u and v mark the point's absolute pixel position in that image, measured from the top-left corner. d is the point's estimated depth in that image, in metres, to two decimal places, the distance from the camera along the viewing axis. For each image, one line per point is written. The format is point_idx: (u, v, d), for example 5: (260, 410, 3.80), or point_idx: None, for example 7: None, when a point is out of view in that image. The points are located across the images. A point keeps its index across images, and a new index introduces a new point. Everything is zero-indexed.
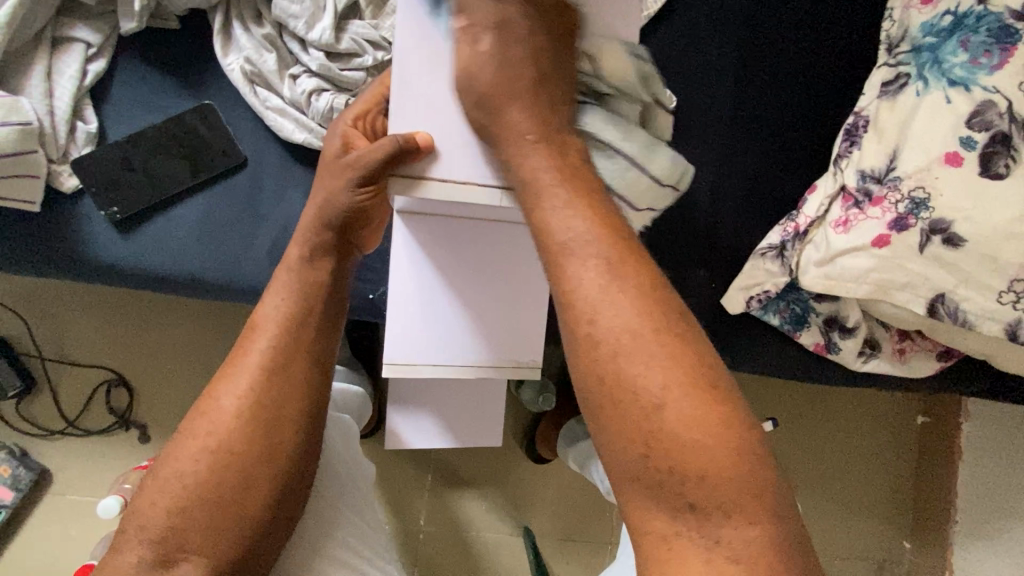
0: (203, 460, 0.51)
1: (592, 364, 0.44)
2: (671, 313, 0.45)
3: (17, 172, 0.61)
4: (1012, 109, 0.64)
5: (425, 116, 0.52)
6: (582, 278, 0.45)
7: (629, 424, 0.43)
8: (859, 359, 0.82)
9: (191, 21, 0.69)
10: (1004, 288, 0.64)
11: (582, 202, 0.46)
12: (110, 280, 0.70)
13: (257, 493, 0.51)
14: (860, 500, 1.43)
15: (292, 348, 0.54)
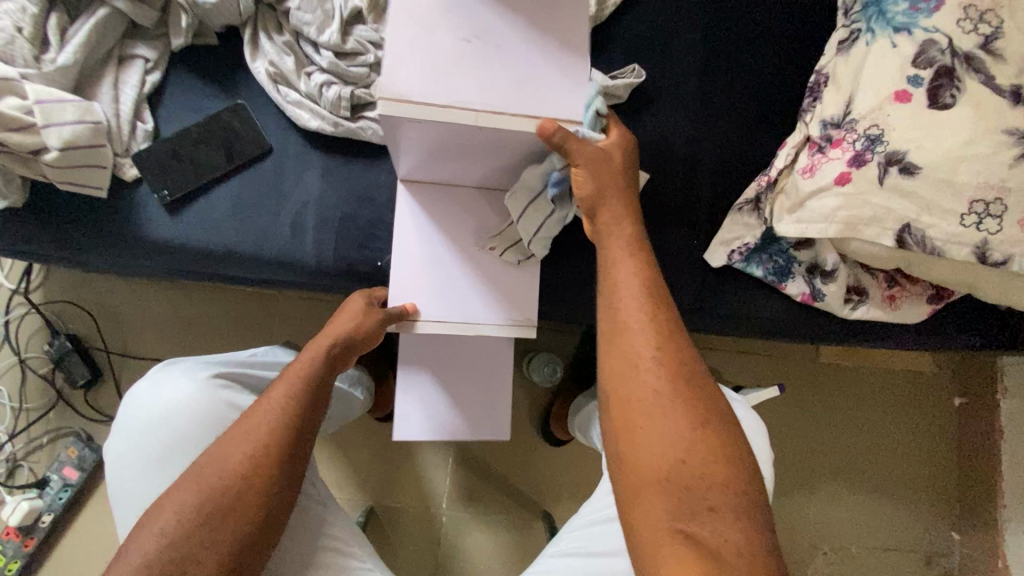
0: (199, 505, 0.59)
1: (621, 376, 0.61)
2: (688, 362, 0.62)
3: (89, 162, 0.74)
4: (953, 45, 0.68)
5: (417, 51, 0.59)
6: (628, 306, 0.63)
7: (637, 424, 0.59)
8: (847, 306, 0.84)
9: (226, 37, 0.83)
10: (966, 210, 0.67)
11: (625, 254, 0.65)
12: (161, 256, 0.82)
13: (245, 533, 0.60)
14: (898, 488, 1.36)
15: (301, 410, 0.65)
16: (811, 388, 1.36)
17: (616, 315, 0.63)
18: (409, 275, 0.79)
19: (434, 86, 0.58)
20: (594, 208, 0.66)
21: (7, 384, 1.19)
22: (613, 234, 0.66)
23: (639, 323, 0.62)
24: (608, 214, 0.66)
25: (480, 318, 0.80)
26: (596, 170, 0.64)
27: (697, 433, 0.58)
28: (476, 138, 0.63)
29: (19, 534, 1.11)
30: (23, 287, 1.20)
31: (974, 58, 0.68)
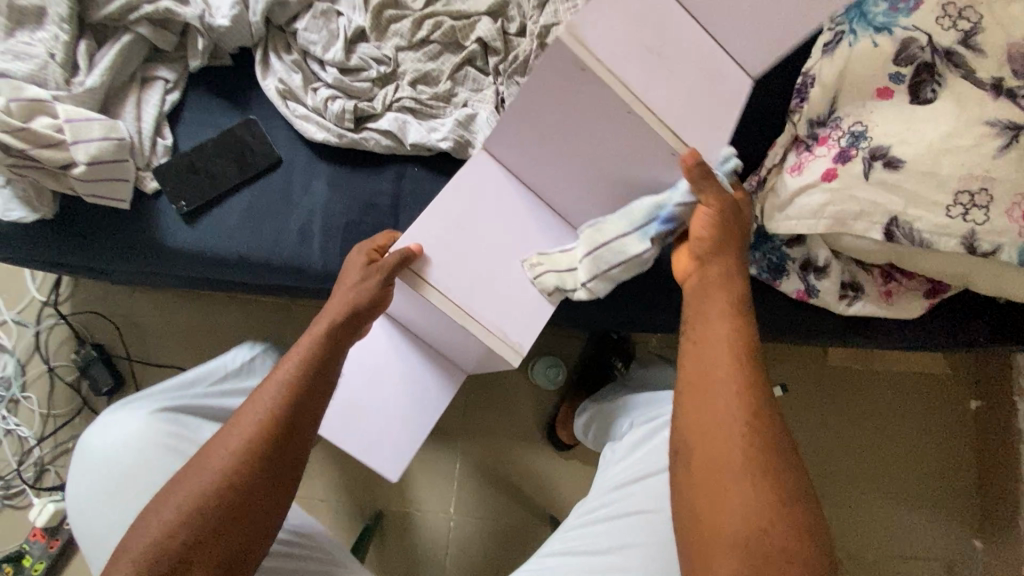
0: (205, 491, 0.60)
1: (703, 428, 0.61)
2: (777, 428, 0.60)
3: (112, 175, 0.79)
4: (932, 41, 0.70)
5: (606, 29, 0.67)
6: (717, 361, 0.63)
7: (715, 479, 0.59)
8: (843, 302, 0.84)
9: (239, 58, 0.89)
10: (951, 202, 0.68)
11: (720, 309, 0.65)
12: (179, 263, 0.87)
13: (249, 517, 0.61)
14: (915, 493, 1.33)
15: (303, 391, 0.65)
16: (818, 390, 1.34)
17: (709, 370, 0.63)
18: (430, 243, 0.75)
19: (610, 62, 0.66)
20: (703, 248, 0.68)
21: (36, 391, 1.25)
22: (715, 290, 0.66)
23: (727, 378, 0.61)
24: (716, 272, 0.67)
25: (470, 311, 0.74)
26: (714, 216, 0.66)
27: (778, 506, 0.56)
28: (595, 128, 0.69)
29: (45, 535, 1.16)
30: (53, 298, 1.27)
31: (954, 54, 0.69)
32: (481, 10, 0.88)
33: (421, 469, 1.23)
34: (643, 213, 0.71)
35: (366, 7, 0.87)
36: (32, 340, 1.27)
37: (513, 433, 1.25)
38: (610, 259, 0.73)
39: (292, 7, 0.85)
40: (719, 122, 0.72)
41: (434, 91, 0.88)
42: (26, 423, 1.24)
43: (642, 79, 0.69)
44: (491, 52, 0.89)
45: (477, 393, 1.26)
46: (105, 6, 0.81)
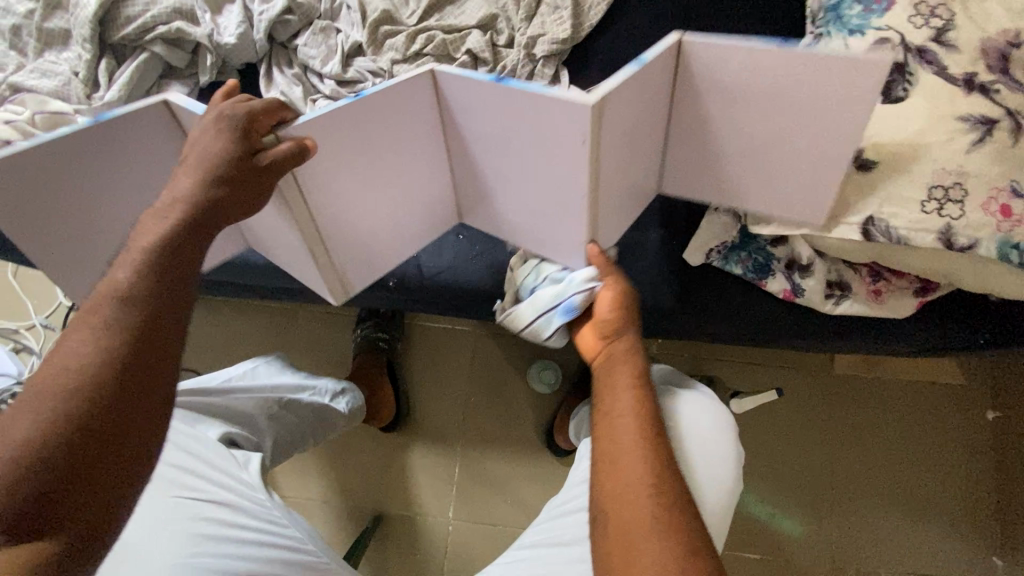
0: (54, 405, 0.46)
1: (611, 490, 0.66)
2: (677, 487, 0.65)
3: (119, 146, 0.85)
4: (904, 40, 0.71)
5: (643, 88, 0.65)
6: (620, 429, 0.70)
7: (625, 536, 0.62)
8: (829, 301, 0.84)
9: (246, 73, 0.95)
10: (925, 197, 0.68)
11: (620, 381, 0.73)
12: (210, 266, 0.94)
13: (122, 426, 0.48)
14: (932, 509, 1.25)
15: (163, 275, 0.55)
16: (820, 398, 1.31)
17: (618, 439, 0.69)
18: (331, 152, 0.67)
19: (620, 126, 0.65)
20: (607, 332, 0.77)
21: None
22: (618, 366, 0.75)
23: (630, 441, 0.68)
24: (621, 347, 0.76)
25: (329, 238, 0.75)
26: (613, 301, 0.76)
27: (689, 558, 0.59)
28: (543, 174, 0.70)
29: None
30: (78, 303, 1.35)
31: (926, 51, 0.70)
32: (470, 24, 0.93)
33: (423, 471, 1.25)
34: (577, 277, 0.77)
35: (363, 23, 0.93)
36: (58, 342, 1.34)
37: (514, 439, 1.26)
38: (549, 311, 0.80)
39: (294, 24, 0.91)
40: (635, 193, 0.79)
41: None
42: None
43: (621, 162, 0.70)
44: (480, 63, 0.93)
45: (478, 396, 1.28)
46: (124, 28, 0.88)
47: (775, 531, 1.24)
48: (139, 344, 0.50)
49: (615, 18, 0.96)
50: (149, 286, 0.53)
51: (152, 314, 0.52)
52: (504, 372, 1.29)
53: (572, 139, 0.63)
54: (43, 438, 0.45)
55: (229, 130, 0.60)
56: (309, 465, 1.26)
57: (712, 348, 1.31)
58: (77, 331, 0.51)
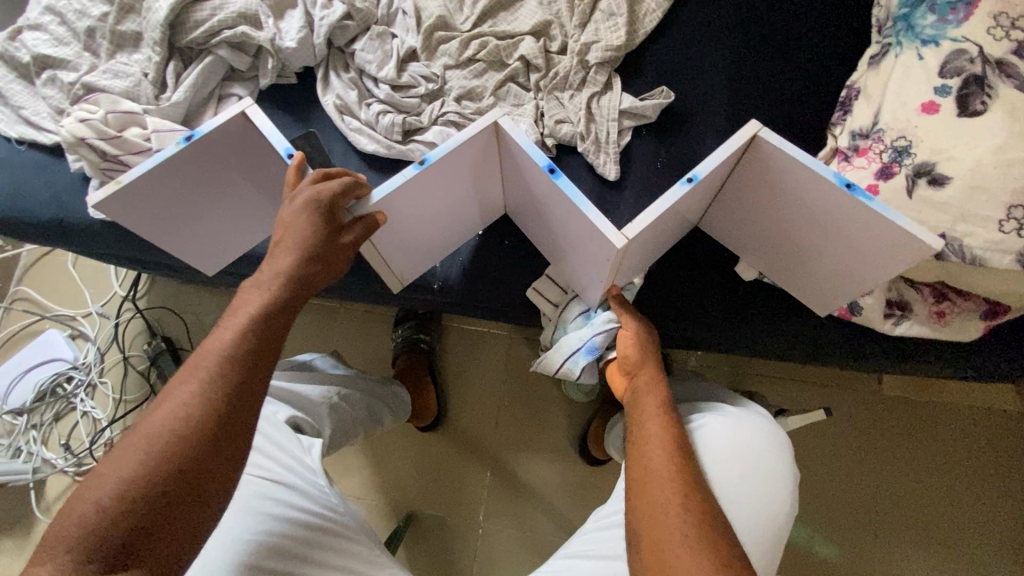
0: (156, 447, 0.51)
1: (641, 512, 0.64)
2: (709, 508, 0.63)
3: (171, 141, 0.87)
4: (983, 53, 0.68)
5: (685, 196, 0.72)
6: (651, 453, 0.69)
7: (659, 555, 0.59)
8: (888, 321, 0.81)
9: (303, 76, 0.97)
10: (1004, 216, 0.64)
11: (649, 410, 0.73)
12: None
13: (209, 474, 0.53)
14: (984, 544, 1.19)
15: (264, 333, 0.60)
16: (868, 421, 1.25)
17: (645, 460, 0.68)
18: (396, 202, 0.74)
19: (656, 231, 0.73)
20: (631, 365, 0.80)
21: (112, 377, 1.38)
22: (648, 396, 0.75)
23: (661, 464, 0.67)
24: (645, 379, 0.78)
25: (390, 256, 0.86)
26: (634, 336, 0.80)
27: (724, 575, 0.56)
28: (578, 254, 0.80)
29: None
30: (132, 293, 1.41)
31: (1007, 64, 0.67)
32: (525, 30, 0.93)
33: (459, 474, 1.25)
34: (604, 318, 0.85)
35: (419, 29, 0.94)
36: (111, 330, 1.40)
37: (548, 448, 1.25)
38: (575, 350, 0.86)
39: (352, 29, 0.93)
40: (662, 250, 0.87)
41: (477, 105, 0.93)
42: (100, 406, 1.37)
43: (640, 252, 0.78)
44: (533, 69, 0.94)
45: (514, 403, 1.28)
46: (192, 32, 0.92)
47: (814, 555, 1.20)
48: (235, 412, 0.55)
49: (670, 25, 0.95)
50: (251, 350, 0.58)
51: (250, 371, 0.57)
52: (540, 379, 1.29)
53: (601, 251, 0.72)
54: (149, 478, 0.50)
55: (322, 213, 0.67)
56: (344, 460, 1.27)
57: (754, 364, 1.27)
58: (187, 377, 0.56)
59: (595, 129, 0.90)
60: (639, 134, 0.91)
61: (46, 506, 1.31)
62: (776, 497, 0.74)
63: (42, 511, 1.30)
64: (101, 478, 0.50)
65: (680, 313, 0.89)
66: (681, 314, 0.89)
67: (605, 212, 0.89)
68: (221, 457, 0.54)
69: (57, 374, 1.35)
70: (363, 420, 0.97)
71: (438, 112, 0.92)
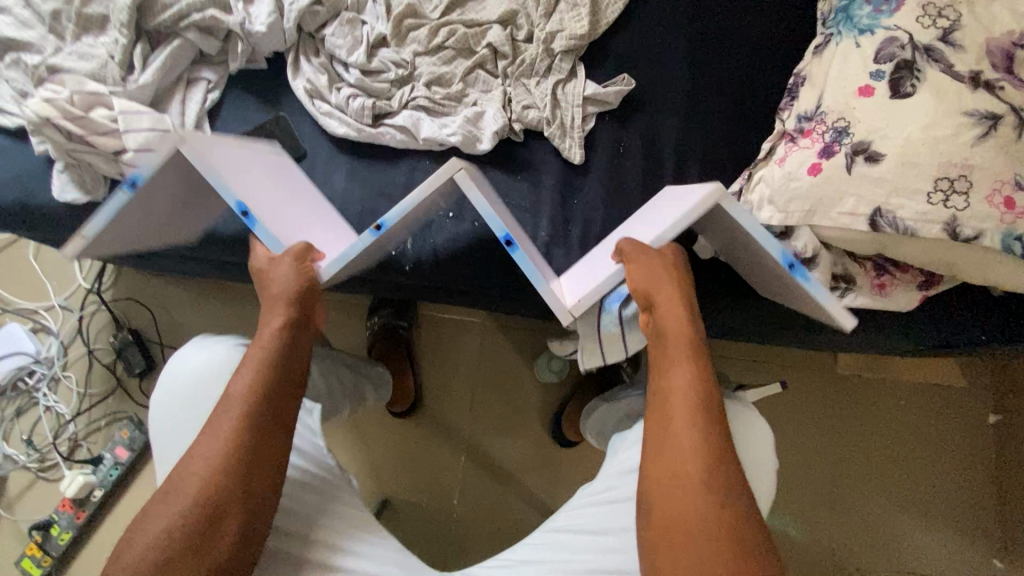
0: (187, 504, 0.61)
1: (657, 475, 0.66)
2: (731, 475, 0.64)
3: (151, 126, 0.89)
4: (913, 40, 0.74)
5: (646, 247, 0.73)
6: (678, 413, 0.67)
7: (671, 524, 0.62)
8: (835, 293, 0.86)
9: (274, 62, 0.99)
10: (931, 189, 0.70)
11: (684, 361, 0.70)
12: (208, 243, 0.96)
13: (228, 522, 0.62)
14: (929, 509, 1.27)
15: (263, 387, 0.67)
16: (822, 399, 1.32)
17: (669, 423, 0.67)
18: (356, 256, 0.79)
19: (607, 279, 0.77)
20: (649, 313, 0.73)
21: (76, 371, 1.35)
22: (682, 350, 0.70)
23: (686, 427, 0.66)
24: (670, 328, 0.71)
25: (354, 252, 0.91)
26: (649, 270, 0.70)
27: (733, 561, 0.59)
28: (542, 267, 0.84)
29: (73, 506, 1.22)
30: (97, 285, 1.38)
31: (933, 50, 0.72)
32: (493, 18, 0.96)
33: (433, 459, 1.27)
34: None
35: (388, 16, 0.96)
36: (75, 323, 1.38)
37: (523, 430, 1.28)
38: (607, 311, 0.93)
39: (322, 15, 0.95)
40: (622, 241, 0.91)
41: (446, 91, 0.95)
42: (63, 400, 1.33)
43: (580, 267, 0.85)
44: (500, 56, 0.97)
45: (490, 388, 1.30)
46: (159, 14, 0.92)
47: (772, 527, 1.26)
48: (248, 464, 0.64)
49: (631, 16, 0.99)
50: (257, 400, 0.66)
51: (256, 423, 0.65)
52: (512, 363, 1.31)
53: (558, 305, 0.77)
54: (182, 527, 0.60)
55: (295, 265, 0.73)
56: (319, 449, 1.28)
57: (716, 346, 1.33)
58: (206, 436, 0.65)
59: (561, 114, 0.93)
60: (603, 120, 0.95)
61: (7, 503, 1.28)
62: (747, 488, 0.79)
63: (3, 509, 1.27)
64: (142, 530, 0.60)
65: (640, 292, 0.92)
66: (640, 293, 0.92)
67: (570, 195, 0.93)
68: (243, 501, 0.63)
69: (18, 369, 1.32)
70: (350, 396, 0.99)
71: (407, 96, 0.94)
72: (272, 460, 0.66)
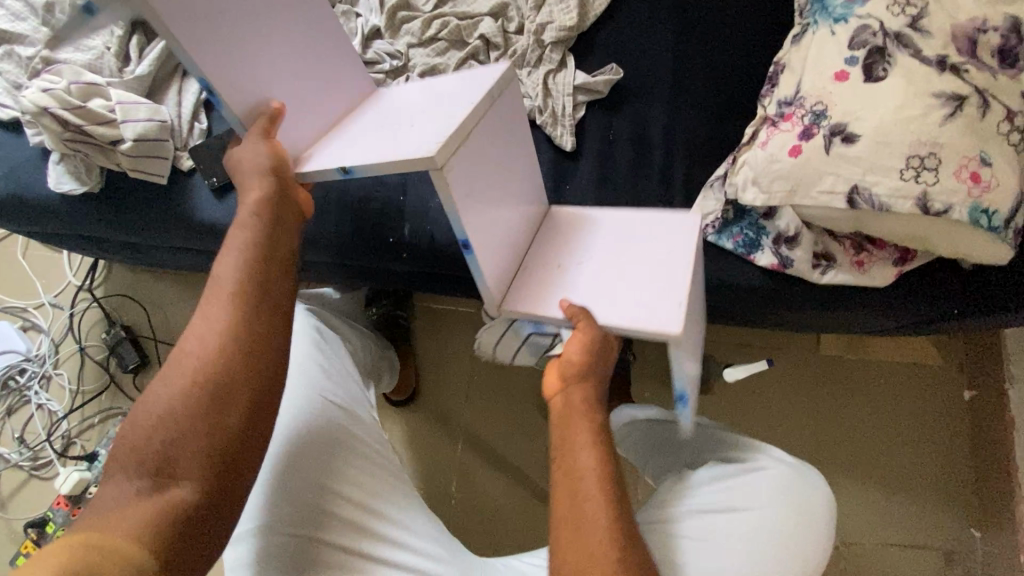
0: (185, 388, 0.65)
1: (564, 527, 0.65)
2: (630, 530, 0.65)
3: (146, 116, 0.89)
4: (883, 27, 0.78)
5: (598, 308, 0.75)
6: (586, 467, 0.67)
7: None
8: (817, 271, 0.90)
9: None
10: (904, 166, 0.74)
11: (590, 418, 0.69)
12: (209, 233, 0.96)
13: (229, 406, 0.65)
14: (910, 482, 1.32)
15: (244, 279, 0.69)
16: (806, 378, 1.38)
17: (575, 477, 0.66)
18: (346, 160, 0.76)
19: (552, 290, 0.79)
20: (572, 374, 0.71)
21: (68, 368, 1.35)
22: (592, 409, 0.70)
23: (591, 481, 0.66)
24: (584, 388, 0.71)
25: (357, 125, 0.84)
26: (585, 345, 0.71)
27: None
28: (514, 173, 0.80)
29: (68, 504, 1.21)
30: (88, 282, 1.38)
31: (903, 36, 0.77)
32: (484, 11, 0.99)
33: (431, 446, 1.29)
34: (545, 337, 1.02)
35: (381, 9, 1.00)
36: (66, 321, 1.37)
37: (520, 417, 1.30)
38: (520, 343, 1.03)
39: None
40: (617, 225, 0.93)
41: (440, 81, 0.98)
42: (56, 398, 1.33)
43: (546, 250, 0.84)
44: (492, 48, 1.00)
45: (487, 375, 1.32)
46: None
47: None
48: (239, 349, 0.67)
49: (616, 9, 1.03)
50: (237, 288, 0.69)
51: (240, 307, 0.68)
52: None
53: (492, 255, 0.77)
54: (180, 407, 0.64)
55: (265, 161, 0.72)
56: None
57: (703, 331, 1.39)
58: (194, 324, 0.68)
59: (552, 103, 0.97)
60: (592, 108, 0.99)
61: None
62: (800, 545, 0.82)
63: None
64: (148, 409, 0.65)
65: None
66: None
67: (563, 181, 0.96)
68: (237, 384, 0.66)
69: (9, 367, 1.31)
70: (370, 374, 1.06)
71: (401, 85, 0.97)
72: (262, 343, 0.68)
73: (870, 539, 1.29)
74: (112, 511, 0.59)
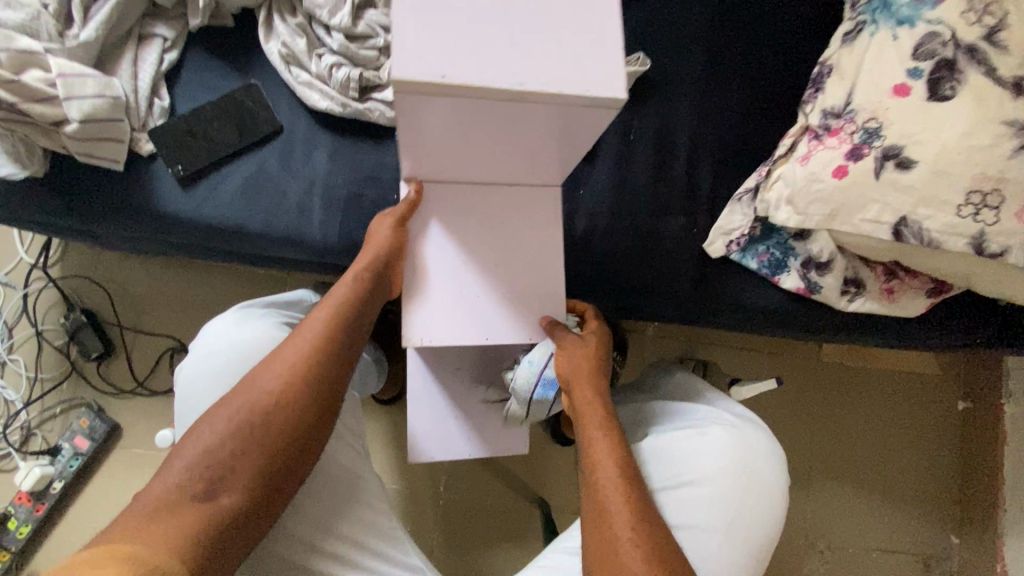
0: (262, 413, 0.63)
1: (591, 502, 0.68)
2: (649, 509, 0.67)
3: (96, 91, 0.76)
4: (955, 37, 0.69)
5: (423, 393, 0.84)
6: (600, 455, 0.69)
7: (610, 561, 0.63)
8: (844, 298, 0.83)
9: (241, 19, 0.88)
10: (963, 201, 0.67)
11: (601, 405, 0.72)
12: (174, 230, 0.84)
13: (287, 450, 0.64)
14: (896, 489, 1.32)
15: (340, 330, 0.69)
16: (807, 382, 1.35)
17: (592, 467, 0.69)
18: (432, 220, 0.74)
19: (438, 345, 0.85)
20: (567, 381, 0.74)
21: (24, 354, 1.23)
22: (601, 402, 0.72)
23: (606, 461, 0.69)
24: (587, 388, 0.72)
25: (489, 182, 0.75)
26: (575, 352, 0.73)
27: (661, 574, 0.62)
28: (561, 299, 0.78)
29: (30, 499, 1.14)
30: (42, 260, 1.25)
31: (977, 51, 0.68)
32: None
33: None
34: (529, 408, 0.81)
35: None
36: (18, 302, 1.25)
37: None
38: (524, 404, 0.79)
39: None
40: (632, 241, 0.85)
41: None
42: (12, 386, 1.22)
43: None
44: None
45: None
46: None
47: None
48: (314, 401, 0.66)
49: None
50: (333, 339, 0.68)
51: (335, 359, 0.68)
52: None
53: None
54: (254, 431, 0.63)
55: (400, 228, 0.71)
56: None
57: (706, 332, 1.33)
58: (290, 352, 0.67)
59: None
60: None
61: None
62: (757, 509, 0.76)
63: None
64: (215, 417, 0.63)
65: (651, 293, 0.87)
66: (648, 295, 0.86)
67: (577, 184, 0.86)
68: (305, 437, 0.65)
69: None
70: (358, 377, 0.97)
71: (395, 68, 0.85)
72: (330, 401, 0.67)
73: (841, 538, 1.29)
74: (145, 520, 0.56)
